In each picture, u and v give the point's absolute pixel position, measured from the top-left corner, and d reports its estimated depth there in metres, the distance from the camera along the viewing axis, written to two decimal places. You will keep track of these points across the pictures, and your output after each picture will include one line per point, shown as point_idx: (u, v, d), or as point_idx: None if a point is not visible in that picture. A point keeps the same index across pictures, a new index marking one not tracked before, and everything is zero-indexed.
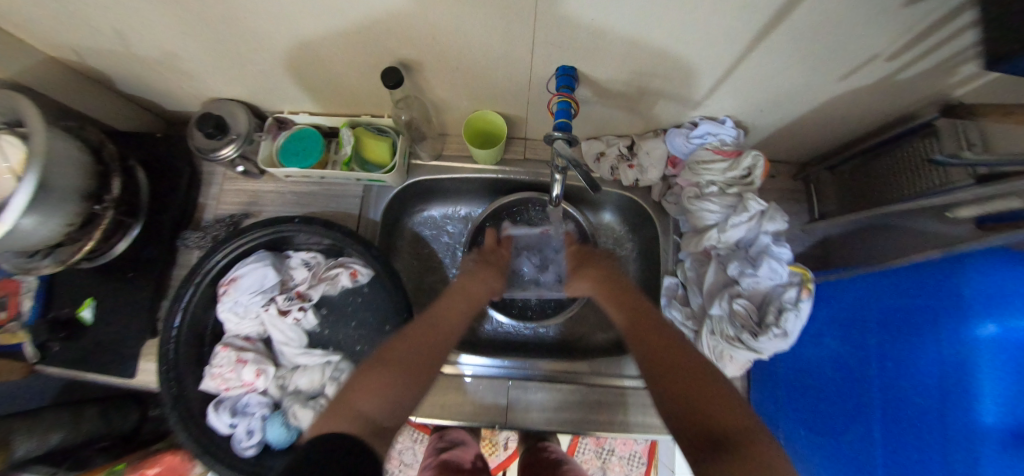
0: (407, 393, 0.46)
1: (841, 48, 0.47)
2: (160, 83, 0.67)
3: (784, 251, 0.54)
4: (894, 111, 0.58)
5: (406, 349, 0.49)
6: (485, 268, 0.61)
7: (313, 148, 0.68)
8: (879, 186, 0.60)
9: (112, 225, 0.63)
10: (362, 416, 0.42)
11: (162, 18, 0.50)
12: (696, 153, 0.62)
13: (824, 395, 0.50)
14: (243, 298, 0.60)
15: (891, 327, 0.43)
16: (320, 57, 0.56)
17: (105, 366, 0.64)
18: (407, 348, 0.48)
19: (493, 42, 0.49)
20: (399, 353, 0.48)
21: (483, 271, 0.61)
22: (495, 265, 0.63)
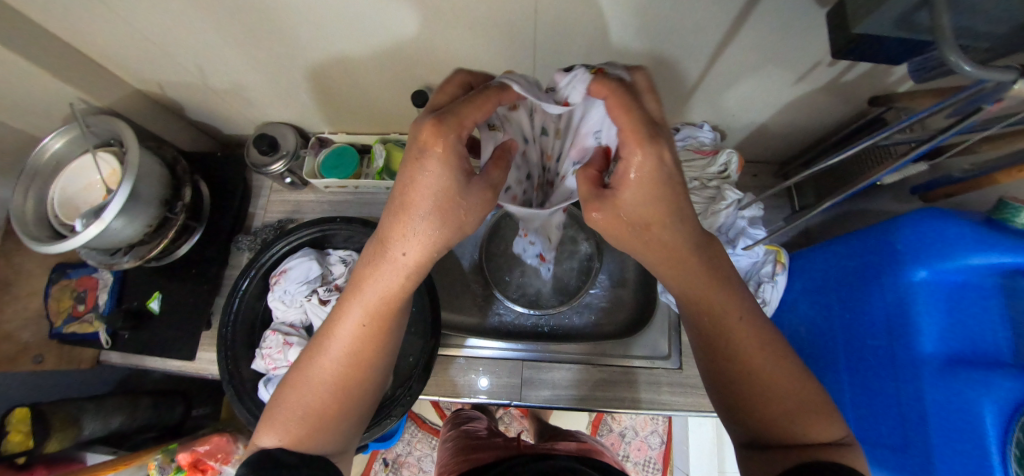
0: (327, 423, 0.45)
1: (786, 59, 0.57)
2: (222, 110, 0.80)
3: (759, 232, 0.63)
4: (850, 111, 0.68)
5: (294, 388, 0.45)
6: (395, 228, 0.41)
7: (350, 162, 0.80)
8: (849, 176, 0.69)
9: (181, 227, 0.73)
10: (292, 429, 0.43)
11: (236, 54, 0.63)
12: (681, 153, 0.71)
13: (804, 353, 0.58)
14: (291, 287, 0.69)
15: (848, 286, 0.52)
16: (359, 81, 0.68)
17: (166, 352, 0.72)
18: (305, 380, 0.45)
19: (502, 64, 0.61)
20: (312, 386, 0.44)
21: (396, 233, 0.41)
22: (408, 229, 0.40)
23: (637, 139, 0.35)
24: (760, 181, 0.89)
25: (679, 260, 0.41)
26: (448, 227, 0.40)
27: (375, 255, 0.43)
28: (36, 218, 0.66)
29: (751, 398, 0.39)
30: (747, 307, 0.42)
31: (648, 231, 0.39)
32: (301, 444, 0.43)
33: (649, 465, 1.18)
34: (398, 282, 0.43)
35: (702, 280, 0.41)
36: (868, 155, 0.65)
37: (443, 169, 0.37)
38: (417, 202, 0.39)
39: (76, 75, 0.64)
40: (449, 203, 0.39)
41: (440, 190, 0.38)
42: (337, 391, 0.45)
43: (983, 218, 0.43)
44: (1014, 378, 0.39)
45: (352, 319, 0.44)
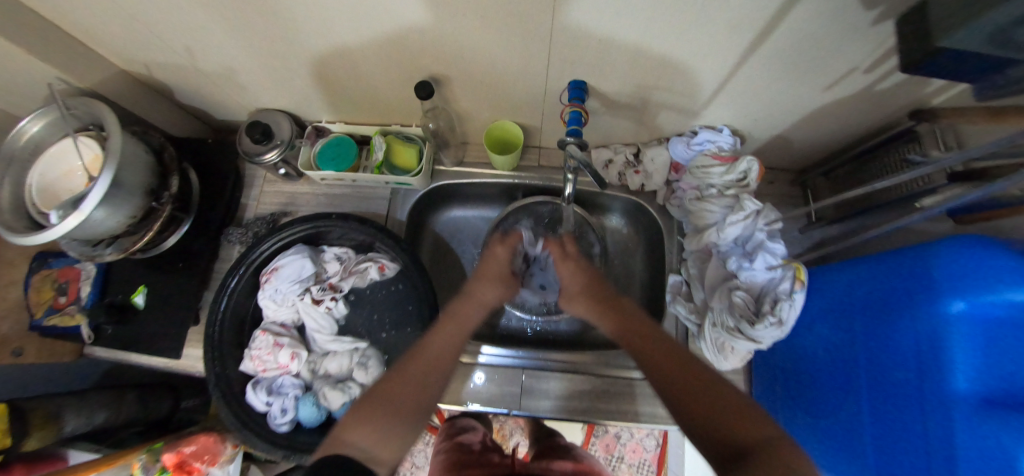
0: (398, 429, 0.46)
1: (823, 62, 0.53)
2: (213, 95, 0.75)
3: (778, 246, 0.59)
4: (879, 120, 0.64)
5: (384, 393, 0.48)
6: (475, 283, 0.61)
7: (348, 153, 0.75)
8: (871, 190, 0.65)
9: (167, 219, 0.69)
10: (352, 445, 0.43)
11: (227, 35, 0.58)
12: (697, 159, 0.67)
13: (823, 379, 0.55)
14: (283, 286, 0.66)
15: (875, 311, 0.49)
16: (360, 69, 0.64)
17: (152, 350, 0.69)
18: (396, 382, 0.49)
19: (516, 57, 0.56)
20: (389, 387, 0.49)
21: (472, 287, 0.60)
22: (483, 283, 0.61)
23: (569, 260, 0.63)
24: (775, 188, 0.85)
25: (629, 316, 0.54)
26: (503, 286, 0.62)
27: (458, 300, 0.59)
28: (11, 206, 0.62)
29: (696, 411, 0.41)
30: (665, 342, 0.50)
31: (608, 306, 0.56)
32: (381, 442, 0.44)
33: (643, 467, 1.17)
34: (475, 312, 0.58)
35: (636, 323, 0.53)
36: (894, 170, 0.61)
37: (504, 257, 0.64)
38: (486, 271, 0.62)
39: (53, 53, 0.59)
40: (502, 282, 0.62)
41: (500, 266, 0.63)
42: (416, 408, 0.48)
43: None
44: None
45: (443, 335, 0.54)
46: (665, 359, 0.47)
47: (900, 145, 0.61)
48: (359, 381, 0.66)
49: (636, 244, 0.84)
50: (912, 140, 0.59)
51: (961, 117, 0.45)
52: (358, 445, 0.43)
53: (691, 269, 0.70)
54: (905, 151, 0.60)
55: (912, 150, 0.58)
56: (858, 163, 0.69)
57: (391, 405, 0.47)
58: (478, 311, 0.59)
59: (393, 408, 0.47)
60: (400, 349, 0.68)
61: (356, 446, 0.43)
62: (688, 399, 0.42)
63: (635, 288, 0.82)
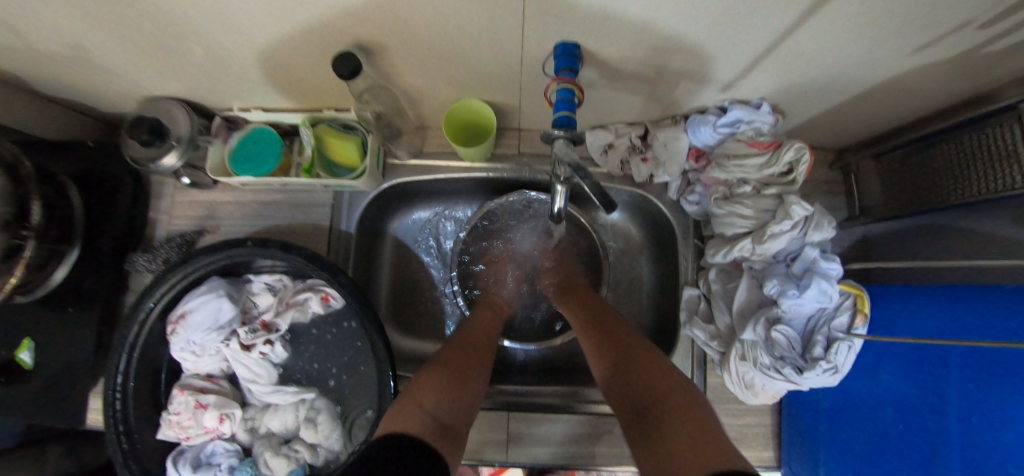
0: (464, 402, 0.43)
1: (932, 13, 0.35)
2: (81, 83, 0.56)
3: (833, 267, 0.45)
4: (972, 88, 0.47)
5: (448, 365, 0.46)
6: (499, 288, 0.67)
7: (270, 151, 0.58)
8: (940, 181, 0.49)
9: (42, 255, 0.53)
10: (431, 418, 0.38)
11: (41, 3, 0.39)
12: (725, 146, 0.51)
13: (893, 446, 0.43)
14: (196, 337, 0.51)
15: (987, 379, 0.35)
16: (257, 43, 0.45)
17: (53, 413, 0.56)
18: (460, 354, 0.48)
19: (471, 17, 0.38)
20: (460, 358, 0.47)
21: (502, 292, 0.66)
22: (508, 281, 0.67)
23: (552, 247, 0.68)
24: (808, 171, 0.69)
25: (582, 295, 0.59)
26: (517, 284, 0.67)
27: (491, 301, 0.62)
28: None
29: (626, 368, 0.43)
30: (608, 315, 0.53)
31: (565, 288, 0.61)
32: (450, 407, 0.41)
33: None
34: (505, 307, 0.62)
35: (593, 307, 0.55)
36: (975, 159, 0.44)
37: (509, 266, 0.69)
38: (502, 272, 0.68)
39: None
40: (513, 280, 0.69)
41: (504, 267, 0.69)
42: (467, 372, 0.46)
43: None
44: None
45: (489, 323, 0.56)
46: (609, 328, 0.50)
47: (989, 127, 0.43)
48: (308, 441, 0.54)
49: (640, 244, 0.70)
50: (1006, 118, 0.41)
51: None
52: (436, 416, 0.39)
53: (712, 285, 0.55)
54: (994, 135, 0.42)
55: (1010, 135, 0.40)
56: (922, 146, 0.52)
57: (454, 379, 0.44)
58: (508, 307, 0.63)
59: (455, 381, 0.44)
60: (356, 396, 0.56)
61: (436, 416, 0.39)
62: (614, 360, 0.45)
63: (638, 299, 0.69)
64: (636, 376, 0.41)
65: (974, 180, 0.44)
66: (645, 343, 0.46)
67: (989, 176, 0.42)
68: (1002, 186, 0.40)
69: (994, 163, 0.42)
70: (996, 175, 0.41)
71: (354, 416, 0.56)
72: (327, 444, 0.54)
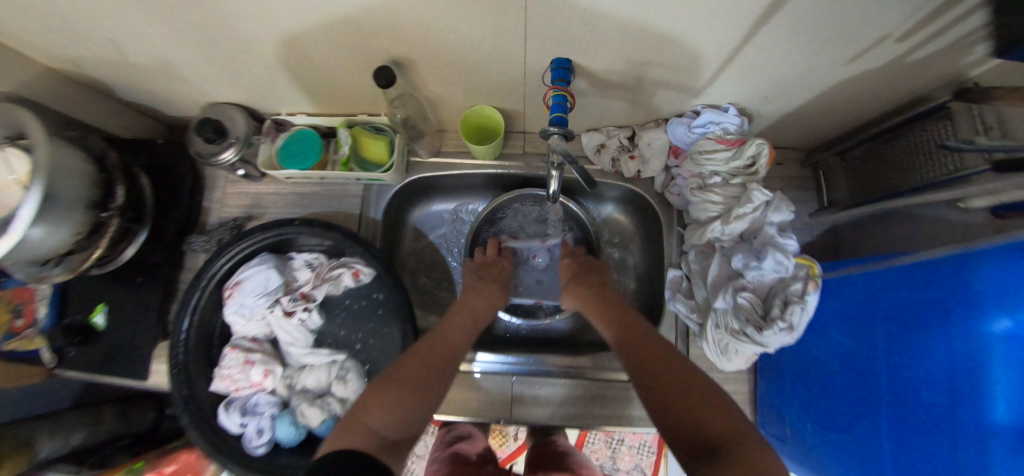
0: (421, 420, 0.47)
1: (851, 30, 0.44)
2: (159, 90, 0.67)
3: (790, 242, 0.53)
4: (908, 94, 0.56)
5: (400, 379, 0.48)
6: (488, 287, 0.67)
7: (311, 148, 0.68)
8: (890, 172, 0.58)
9: (119, 232, 0.64)
10: (372, 433, 0.43)
11: (149, 24, 0.50)
12: (698, 143, 0.60)
13: (833, 390, 0.51)
14: (248, 301, 0.61)
15: (899, 322, 0.43)
16: (311, 56, 0.56)
17: (119, 370, 0.65)
18: (413, 369, 0.50)
19: (485, 36, 0.48)
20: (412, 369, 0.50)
21: (488, 289, 0.67)
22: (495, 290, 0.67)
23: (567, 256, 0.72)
24: (783, 169, 0.77)
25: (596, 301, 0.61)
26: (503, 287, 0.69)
27: (472, 301, 0.63)
28: None
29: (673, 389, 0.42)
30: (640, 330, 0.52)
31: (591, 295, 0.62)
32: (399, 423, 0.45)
33: (643, 449, 1.14)
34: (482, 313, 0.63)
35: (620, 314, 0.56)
36: (918, 151, 0.53)
37: (504, 267, 0.72)
38: (490, 274, 0.70)
39: None
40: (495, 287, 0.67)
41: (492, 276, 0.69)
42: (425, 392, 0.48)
43: None
44: None
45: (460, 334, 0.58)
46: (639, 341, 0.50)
47: (930, 123, 0.53)
48: (339, 396, 0.62)
49: (633, 234, 0.78)
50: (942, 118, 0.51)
51: (1009, 101, 0.42)
52: (381, 433, 0.43)
53: (692, 264, 0.64)
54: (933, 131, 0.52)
55: (944, 130, 0.50)
56: (880, 140, 0.61)
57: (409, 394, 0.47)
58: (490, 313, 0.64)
59: (407, 395, 0.47)
60: (380, 359, 0.64)
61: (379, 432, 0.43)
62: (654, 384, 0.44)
63: (630, 283, 0.77)
64: (686, 399, 0.41)
65: (916, 170, 0.53)
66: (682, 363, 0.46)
67: (931, 166, 0.51)
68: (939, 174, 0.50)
69: (931, 154, 0.51)
70: (934, 165, 0.51)
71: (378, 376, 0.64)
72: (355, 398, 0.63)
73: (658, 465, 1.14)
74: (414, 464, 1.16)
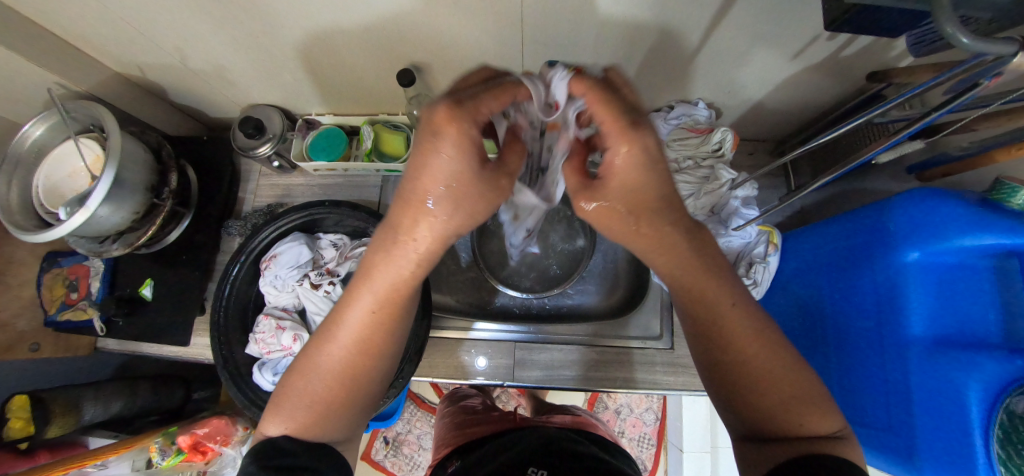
0: (347, 426, 0.45)
1: (787, 32, 0.54)
2: (207, 93, 0.78)
3: (751, 212, 0.62)
4: (848, 87, 0.66)
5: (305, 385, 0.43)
6: (407, 212, 0.35)
7: (337, 143, 0.78)
8: (845, 153, 0.67)
9: (169, 214, 0.73)
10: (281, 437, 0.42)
11: (209, 33, 0.60)
12: (675, 131, 0.69)
13: (790, 334, 0.59)
14: (282, 272, 0.69)
15: (837, 267, 0.52)
16: (341, 60, 0.66)
17: (162, 339, 0.73)
18: (306, 378, 0.43)
19: (490, 40, 0.58)
20: (304, 381, 0.43)
21: (411, 217, 0.35)
22: (423, 216, 0.35)
23: (616, 128, 0.33)
24: (755, 159, 0.86)
25: (644, 232, 0.38)
26: (465, 213, 0.35)
27: (384, 242, 0.38)
28: (22, 209, 0.65)
29: (744, 380, 0.39)
30: (722, 288, 0.40)
31: (637, 218, 0.37)
32: (314, 428, 0.43)
33: (644, 441, 1.20)
34: (409, 270, 0.38)
35: (703, 270, 0.40)
36: (863, 132, 0.63)
37: (450, 164, 0.32)
38: (426, 185, 0.33)
39: (52, 60, 0.61)
40: (460, 197, 0.34)
41: (454, 177, 0.32)
42: (337, 399, 0.43)
43: (979, 199, 0.42)
44: (999, 361, 0.38)
45: (362, 306, 0.40)
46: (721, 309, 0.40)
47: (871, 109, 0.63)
48: None
49: None
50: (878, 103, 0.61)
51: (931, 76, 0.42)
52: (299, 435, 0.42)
53: None
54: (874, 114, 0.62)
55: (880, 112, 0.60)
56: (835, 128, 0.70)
57: (312, 397, 0.43)
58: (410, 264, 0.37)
59: (312, 398, 0.43)
60: None
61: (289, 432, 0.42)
62: (728, 370, 0.40)
63: None
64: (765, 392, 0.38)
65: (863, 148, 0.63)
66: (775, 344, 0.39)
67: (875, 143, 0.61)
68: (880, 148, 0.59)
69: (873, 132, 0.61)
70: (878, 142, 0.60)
71: None
72: None
73: (658, 455, 1.18)
74: (422, 455, 1.21)
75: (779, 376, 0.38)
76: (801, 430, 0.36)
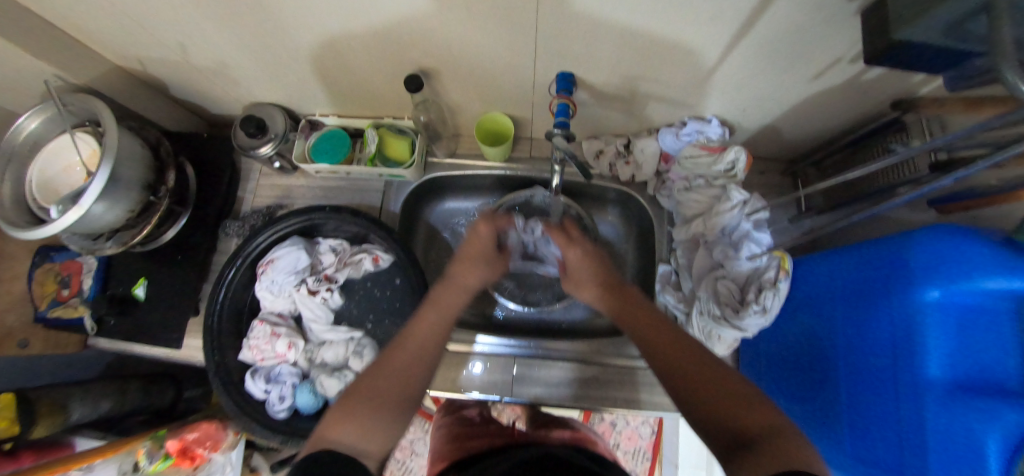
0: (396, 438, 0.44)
1: (810, 52, 0.52)
2: (209, 90, 0.76)
3: (763, 236, 0.61)
4: (866, 110, 0.64)
5: (373, 390, 0.45)
6: (458, 267, 0.57)
7: (341, 146, 0.76)
8: (863, 179, 0.65)
9: (165, 213, 0.71)
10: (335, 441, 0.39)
11: (214, 29, 0.58)
12: (686, 149, 0.67)
13: (801, 365, 0.58)
14: (279, 278, 0.67)
15: (852, 300, 0.50)
16: (347, 62, 0.64)
17: (154, 339, 0.71)
18: (367, 386, 0.45)
19: (502, 49, 0.56)
20: (366, 386, 0.45)
21: (459, 269, 0.57)
22: (468, 266, 0.57)
23: (566, 244, 0.61)
24: (765, 178, 0.85)
25: (610, 293, 0.56)
26: (488, 267, 0.58)
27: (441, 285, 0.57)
28: (14, 203, 0.63)
29: (696, 388, 0.40)
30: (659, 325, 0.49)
31: (610, 290, 0.56)
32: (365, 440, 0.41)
33: (639, 454, 1.20)
34: (456, 298, 0.55)
35: (629, 302, 0.54)
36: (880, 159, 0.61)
37: (479, 243, 0.59)
38: (468, 251, 0.58)
39: (50, 52, 0.60)
40: (484, 263, 0.58)
41: (484, 250, 0.59)
42: (400, 404, 0.45)
43: (1004, 238, 0.41)
44: (1020, 411, 0.37)
45: (423, 324, 0.51)
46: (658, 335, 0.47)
47: (889, 134, 0.61)
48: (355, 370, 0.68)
49: (629, 233, 0.85)
50: (898, 128, 0.59)
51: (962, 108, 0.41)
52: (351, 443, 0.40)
53: (680, 258, 0.70)
54: (891, 140, 0.60)
55: (899, 139, 0.58)
56: (851, 152, 0.69)
57: (371, 410, 0.43)
58: (457, 298, 0.55)
59: (370, 412, 0.43)
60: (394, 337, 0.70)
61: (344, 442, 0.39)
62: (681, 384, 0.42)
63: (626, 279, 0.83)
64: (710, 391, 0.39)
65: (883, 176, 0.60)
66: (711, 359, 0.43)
67: (893, 170, 0.58)
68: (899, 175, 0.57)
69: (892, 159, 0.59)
70: (898, 169, 0.57)
71: None
72: None
73: (652, 470, 1.17)
74: (415, 460, 1.20)
75: (705, 376, 0.41)
76: (739, 422, 0.36)
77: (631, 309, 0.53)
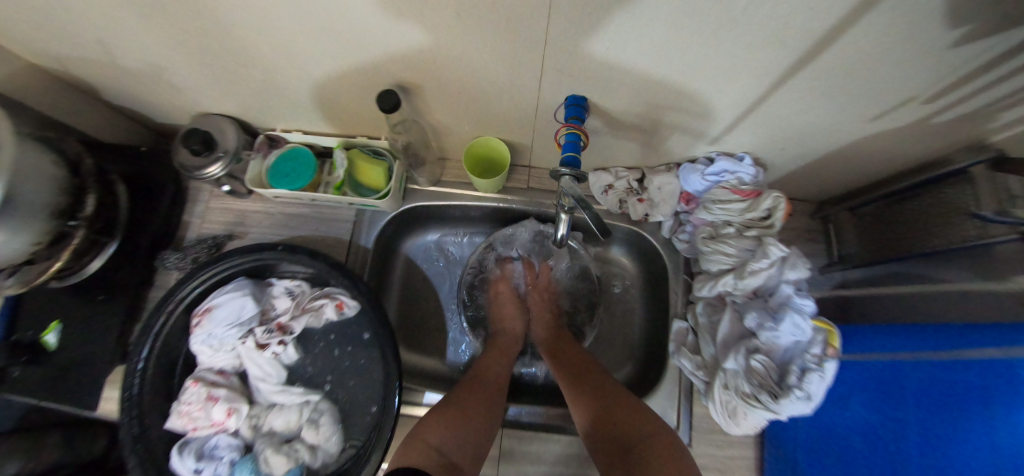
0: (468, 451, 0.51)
1: (879, 89, 0.42)
2: (148, 96, 0.64)
3: (806, 303, 0.50)
4: (926, 156, 0.54)
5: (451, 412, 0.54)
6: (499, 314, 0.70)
7: (303, 170, 0.63)
8: (910, 234, 0.53)
9: (85, 244, 0.58)
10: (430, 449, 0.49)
11: (138, 28, 0.46)
12: (713, 191, 0.57)
13: (857, 468, 0.49)
14: (218, 331, 0.55)
15: (936, 403, 0.42)
16: (307, 73, 0.52)
17: (66, 396, 0.59)
18: (443, 409, 0.54)
19: (497, 68, 0.45)
20: (439, 413, 0.54)
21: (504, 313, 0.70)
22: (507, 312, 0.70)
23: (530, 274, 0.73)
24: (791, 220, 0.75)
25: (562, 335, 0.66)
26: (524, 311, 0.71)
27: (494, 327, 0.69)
28: None
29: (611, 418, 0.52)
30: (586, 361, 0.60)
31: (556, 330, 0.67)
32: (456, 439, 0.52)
33: None
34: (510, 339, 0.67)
35: (567, 342, 0.64)
36: (936, 215, 0.49)
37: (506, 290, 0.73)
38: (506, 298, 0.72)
39: None
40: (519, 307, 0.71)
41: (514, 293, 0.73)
42: (480, 422, 0.54)
43: None
44: None
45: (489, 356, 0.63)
46: (583, 367, 0.59)
47: (947, 185, 0.49)
48: (309, 442, 0.56)
49: (636, 276, 0.75)
50: (960, 181, 0.47)
51: None
52: (442, 450, 0.50)
53: (700, 317, 0.59)
54: (953, 195, 0.47)
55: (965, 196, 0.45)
56: (896, 200, 0.57)
57: (445, 427, 0.52)
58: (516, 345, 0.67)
59: (447, 428, 0.52)
60: (358, 401, 0.59)
61: (441, 449, 0.50)
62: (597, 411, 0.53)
63: (631, 331, 0.73)
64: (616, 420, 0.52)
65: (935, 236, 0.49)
66: (622, 392, 0.55)
67: (952, 230, 0.47)
68: (961, 238, 0.45)
69: (952, 219, 0.47)
70: (960, 231, 0.45)
71: (355, 419, 0.59)
72: (326, 446, 0.56)
73: None
74: None
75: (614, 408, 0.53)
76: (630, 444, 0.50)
77: (568, 346, 0.63)
